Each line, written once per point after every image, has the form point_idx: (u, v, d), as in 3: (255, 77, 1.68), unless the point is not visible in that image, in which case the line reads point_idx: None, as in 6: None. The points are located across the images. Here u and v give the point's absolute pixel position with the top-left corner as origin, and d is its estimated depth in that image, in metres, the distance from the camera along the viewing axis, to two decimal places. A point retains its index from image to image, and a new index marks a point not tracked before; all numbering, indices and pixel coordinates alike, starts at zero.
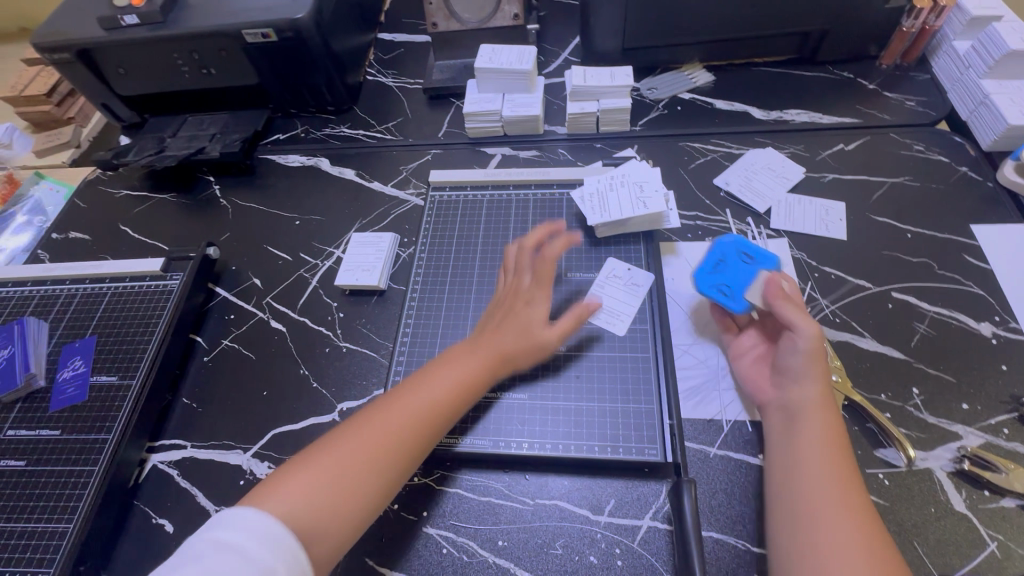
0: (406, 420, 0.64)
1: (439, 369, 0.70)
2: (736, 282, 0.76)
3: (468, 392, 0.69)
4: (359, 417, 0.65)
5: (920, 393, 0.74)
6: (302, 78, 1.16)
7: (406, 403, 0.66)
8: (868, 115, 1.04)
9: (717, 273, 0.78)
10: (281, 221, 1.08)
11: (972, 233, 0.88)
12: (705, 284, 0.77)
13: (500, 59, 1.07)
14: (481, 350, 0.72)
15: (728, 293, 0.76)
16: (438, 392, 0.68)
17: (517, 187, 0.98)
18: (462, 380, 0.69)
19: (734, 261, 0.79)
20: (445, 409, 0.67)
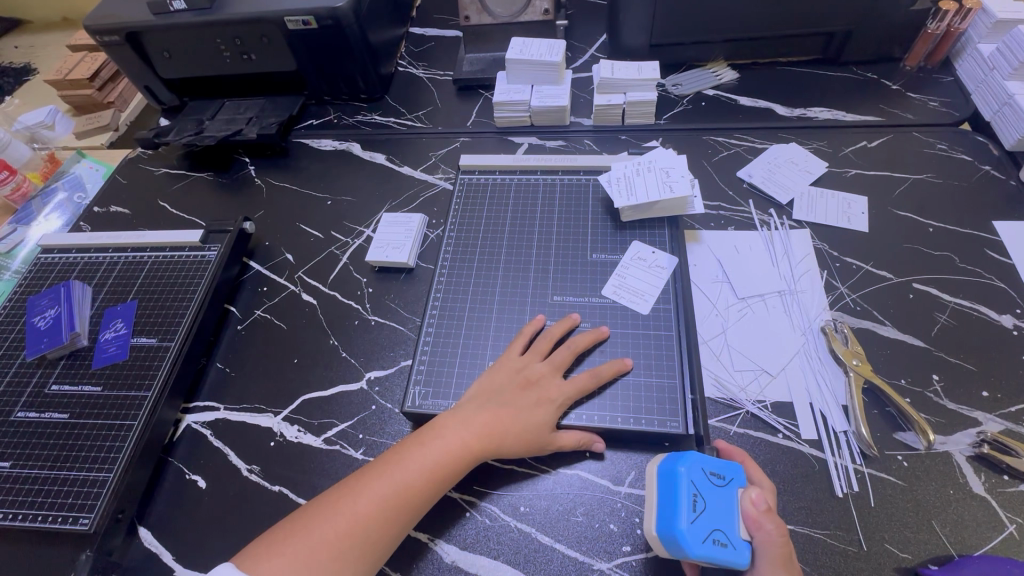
0: (420, 475, 0.67)
1: (447, 428, 0.70)
2: (721, 521, 0.56)
3: (473, 457, 0.69)
4: (368, 469, 0.68)
5: (940, 380, 0.75)
6: (338, 65, 1.21)
7: (412, 463, 0.68)
8: (891, 114, 1.06)
9: (698, 520, 0.56)
10: (313, 201, 1.12)
11: (994, 229, 0.89)
12: (702, 548, 0.54)
13: (531, 51, 1.10)
14: (490, 412, 0.71)
15: (727, 543, 0.55)
16: (444, 453, 0.68)
17: (544, 172, 1.00)
18: (470, 443, 0.69)
19: (705, 489, 0.57)
20: (450, 470, 0.68)
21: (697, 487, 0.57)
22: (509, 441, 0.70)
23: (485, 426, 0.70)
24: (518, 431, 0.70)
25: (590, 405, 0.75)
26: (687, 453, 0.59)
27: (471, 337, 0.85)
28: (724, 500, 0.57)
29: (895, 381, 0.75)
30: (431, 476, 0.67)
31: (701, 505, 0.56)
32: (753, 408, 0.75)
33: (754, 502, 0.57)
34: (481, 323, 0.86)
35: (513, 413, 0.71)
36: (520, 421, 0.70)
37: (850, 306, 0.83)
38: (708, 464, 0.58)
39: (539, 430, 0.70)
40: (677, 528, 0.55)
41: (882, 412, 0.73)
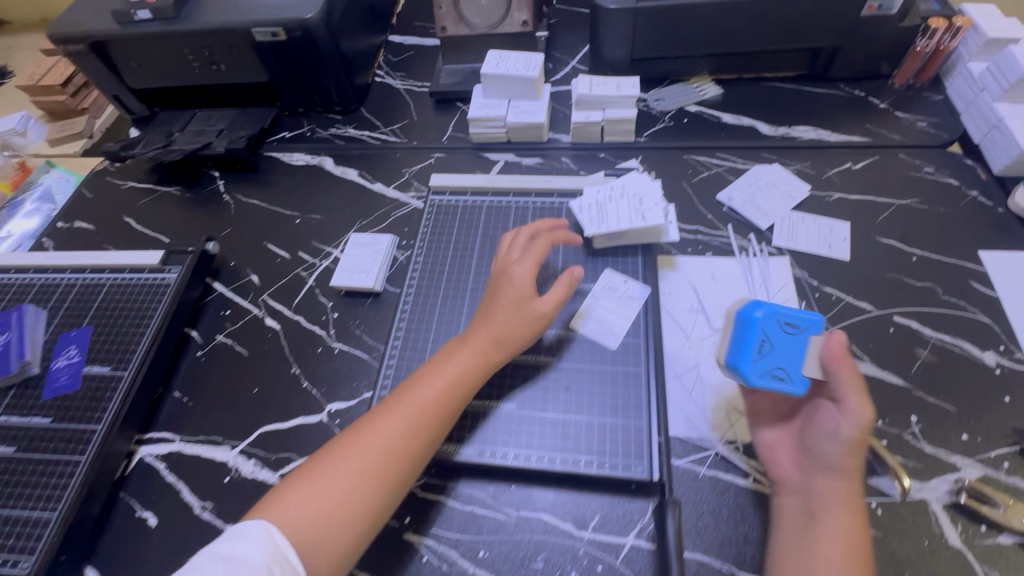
0: (433, 396, 0.69)
1: (447, 357, 0.73)
2: (787, 360, 0.67)
3: (483, 370, 0.72)
4: (377, 408, 0.69)
5: (918, 421, 0.72)
6: (310, 77, 1.17)
7: (421, 392, 0.69)
8: (877, 134, 1.03)
9: (764, 359, 0.67)
10: (282, 219, 1.08)
11: (980, 259, 0.85)
12: (763, 380, 0.66)
13: (507, 65, 1.06)
14: (485, 325, 0.74)
15: (786, 377, 0.66)
16: (451, 375, 0.71)
17: (516, 195, 0.97)
18: (473, 363, 0.72)
19: (779, 337, 0.67)
20: (458, 390, 0.70)
21: (767, 331, 0.67)
22: (507, 348, 0.73)
23: (484, 337, 0.73)
24: (513, 326, 0.74)
25: (553, 446, 0.72)
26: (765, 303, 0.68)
27: None
28: (800, 346, 0.67)
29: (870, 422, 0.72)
30: (440, 398, 0.69)
31: (773, 345, 0.67)
32: (724, 449, 0.72)
33: (836, 343, 0.65)
34: None
35: (506, 317, 0.74)
36: (515, 323, 0.74)
37: None
38: (787, 315, 0.67)
39: (533, 310, 0.74)
40: (741, 359, 0.67)
41: None
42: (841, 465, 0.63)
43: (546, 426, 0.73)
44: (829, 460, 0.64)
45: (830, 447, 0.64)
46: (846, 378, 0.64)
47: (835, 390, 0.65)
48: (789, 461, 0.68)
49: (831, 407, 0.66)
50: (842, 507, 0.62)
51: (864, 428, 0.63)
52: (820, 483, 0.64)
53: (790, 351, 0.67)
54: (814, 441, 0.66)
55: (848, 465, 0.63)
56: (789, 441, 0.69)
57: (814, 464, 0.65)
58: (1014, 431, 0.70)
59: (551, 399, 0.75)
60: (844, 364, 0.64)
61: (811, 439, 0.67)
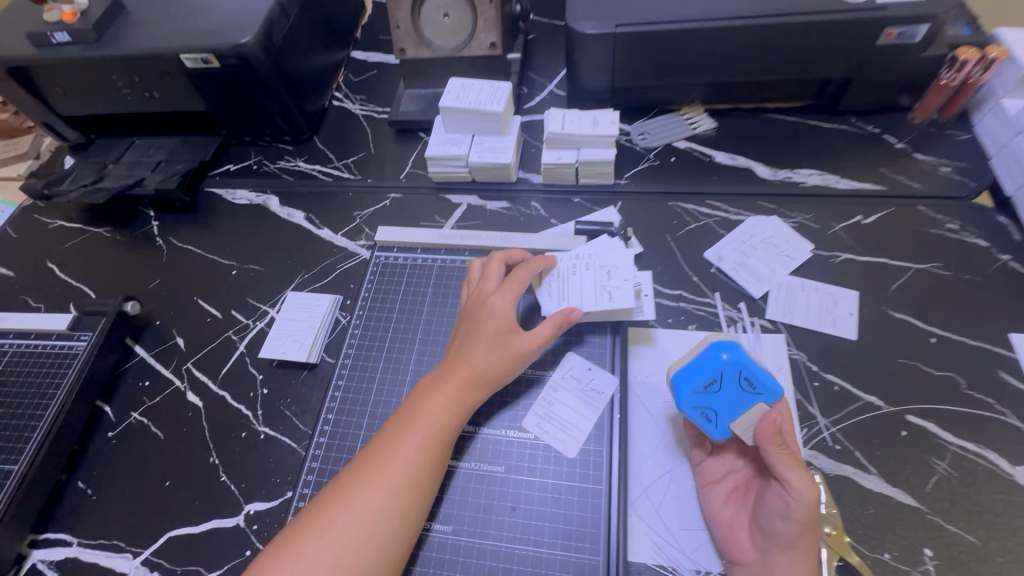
0: (418, 449, 0.62)
1: (423, 395, 0.66)
2: (725, 406, 0.63)
3: (462, 409, 0.65)
4: (355, 465, 0.62)
5: (933, 556, 0.60)
6: (253, 106, 1.05)
7: (402, 440, 0.62)
8: (893, 181, 0.89)
9: (705, 394, 0.63)
10: (217, 269, 0.97)
11: (1011, 343, 0.72)
12: (688, 411, 0.64)
13: (469, 97, 0.94)
14: (461, 359, 0.67)
15: (713, 419, 0.63)
16: (430, 420, 0.64)
17: (473, 252, 0.87)
18: (454, 400, 0.65)
19: (733, 385, 0.63)
20: (441, 431, 0.63)
21: (722, 375, 0.63)
22: (484, 382, 0.66)
23: (461, 373, 0.66)
24: (495, 361, 0.66)
25: None
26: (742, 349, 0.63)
27: None
28: (744, 402, 0.63)
29: (875, 554, 0.60)
30: (424, 446, 0.62)
31: (720, 389, 0.63)
32: None
33: (769, 422, 0.59)
34: None
35: (485, 352, 0.66)
36: (495, 358, 0.66)
37: (827, 444, 0.67)
38: (752, 372, 0.62)
39: (517, 346, 0.66)
40: (682, 386, 0.64)
41: None
42: (795, 544, 0.56)
43: (484, 560, 0.61)
44: (783, 540, 0.57)
45: (784, 526, 0.57)
46: (779, 456, 0.57)
47: (770, 463, 0.58)
48: (744, 538, 0.60)
49: (777, 484, 0.58)
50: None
51: (812, 505, 0.55)
52: (778, 563, 0.56)
53: (732, 402, 0.63)
54: (764, 516, 0.59)
55: (803, 543, 0.56)
56: (742, 512, 0.61)
57: (770, 546, 0.57)
58: None
59: (494, 522, 0.63)
60: (779, 441, 0.58)
61: (762, 515, 0.59)
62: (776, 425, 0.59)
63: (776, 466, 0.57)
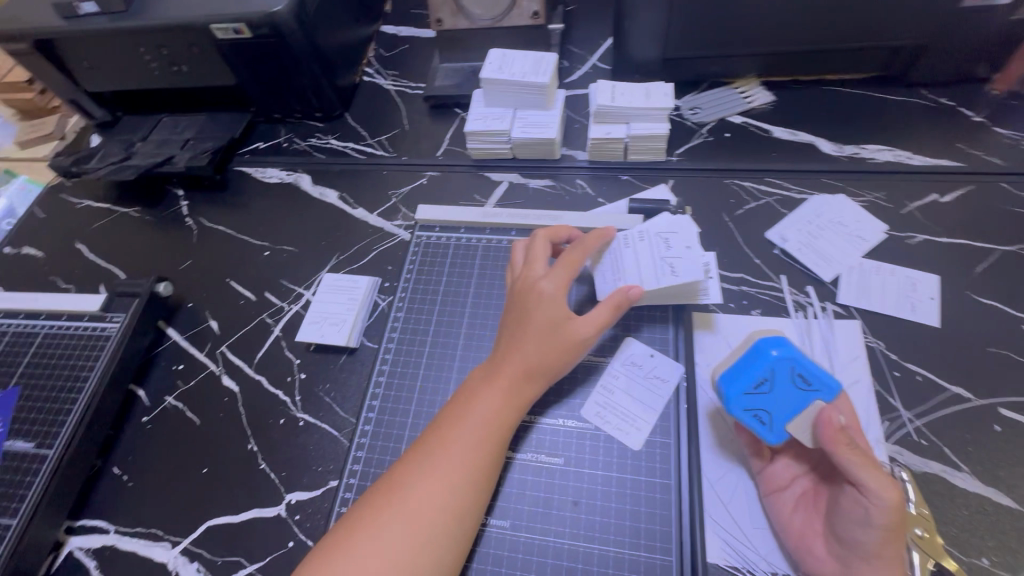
0: (472, 444, 0.58)
1: (477, 389, 0.62)
2: (779, 407, 0.59)
3: (518, 403, 0.61)
4: (405, 460, 0.59)
5: None
6: (284, 80, 1.01)
7: (455, 435, 0.58)
8: (971, 156, 0.82)
9: (756, 394, 0.59)
10: (249, 250, 0.93)
11: None
12: (739, 412, 0.59)
13: (512, 68, 0.89)
14: (515, 350, 0.63)
15: (767, 422, 0.59)
16: (485, 414, 0.60)
17: (519, 232, 0.82)
18: (509, 394, 0.61)
19: (786, 383, 0.59)
20: (496, 426, 0.59)
21: (772, 373, 0.59)
22: (540, 373, 0.61)
23: (515, 365, 0.62)
24: (551, 351, 0.61)
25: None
26: (790, 344, 0.60)
27: None
28: (799, 402, 0.58)
29: (974, 559, 0.55)
30: (479, 442, 0.58)
31: (771, 387, 0.59)
32: None
33: (828, 421, 0.55)
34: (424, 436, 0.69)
35: (541, 343, 0.62)
36: (551, 348, 0.62)
37: (912, 438, 0.62)
38: (803, 368, 0.59)
39: (574, 335, 0.62)
40: (730, 385, 0.60)
41: None
42: (878, 554, 0.51)
43: (546, 556, 0.58)
44: (866, 550, 0.51)
45: (867, 535, 0.51)
46: (848, 456, 0.52)
47: (840, 464, 0.53)
48: (821, 550, 0.55)
49: (852, 488, 0.53)
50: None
51: (894, 511, 0.50)
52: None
53: (787, 402, 0.58)
54: (840, 525, 0.53)
55: (889, 552, 0.51)
56: (815, 521, 0.56)
57: (852, 556, 0.52)
58: None
59: (555, 516, 0.59)
60: (844, 441, 0.54)
61: (839, 524, 0.54)
62: (836, 424, 0.55)
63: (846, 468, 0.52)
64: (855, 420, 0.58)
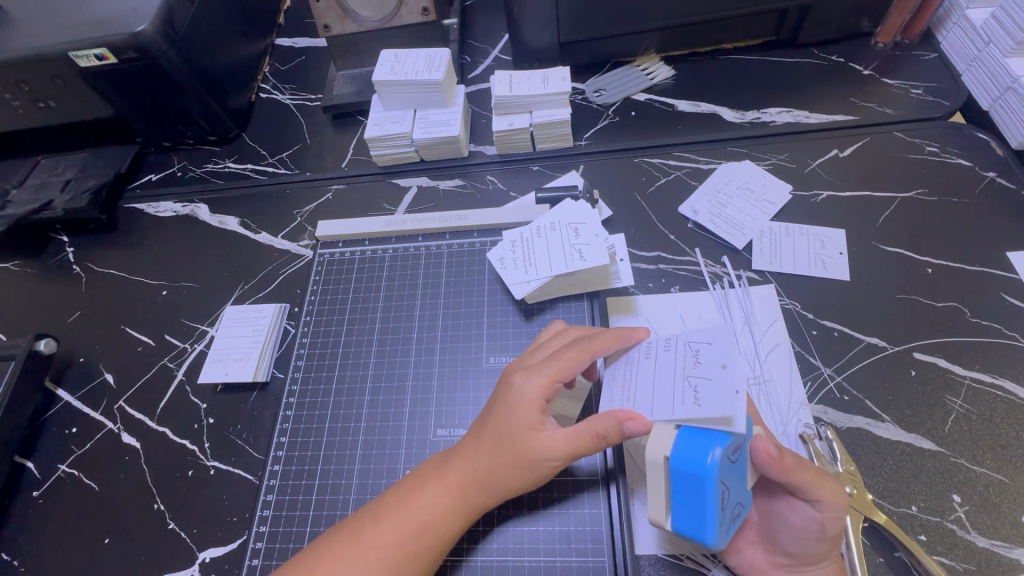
0: (403, 543, 0.52)
1: (417, 484, 0.55)
2: (737, 488, 0.50)
3: (460, 514, 0.54)
4: (327, 548, 0.53)
5: (964, 503, 0.55)
6: (167, 105, 0.93)
7: (385, 534, 0.52)
8: (865, 109, 0.83)
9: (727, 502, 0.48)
10: (145, 292, 0.86)
11: (1010, 263, 0.68)
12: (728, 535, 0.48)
13: (404, 68, 0.85)
14: (466, 455, 0.55)
15: (739, 508, 0.50)
16: (423, 518, 0.53)
17: (428, 237, 0.79)
18: (452, 503, 0.54)
19: (729, 466, 0.48)
20: (429, 535, 0.53)
21: (721, 478, 0.47)
22: (490, 490, 0.54)
23: (465, 475, 0.55)
24: (505, 467, 0.53)
25: None
26: (708, 433, 0.48)
27: (336, 492, 0.64)
28: (739, 464, 0.50)
29: (903, 509, 0.55)
30: (408, 549, 0.52)
31: (726, 482, 0.47)
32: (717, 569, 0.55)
33: (766, 451, 0.48)
34: (343, 465, 0.65)
35: (494, 455, 0.54)
36: (507, 463, 0.53)
37: (835, 396, 0.62)
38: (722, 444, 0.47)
39: (532, 455, 0.53)
40: (705, 528, 0.47)
41: (890, 561, 0.53)
42: (822, 556, 0.52)
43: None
44: (805, 554, 0.52)
45: (807, 542, 0.51)
46: (803, 476, 0.49)
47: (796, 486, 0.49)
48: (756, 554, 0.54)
49: (797, 499, 0.52)
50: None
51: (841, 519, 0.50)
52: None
53: (737, 475, 0.50)
54: (780, 533, 0.53)
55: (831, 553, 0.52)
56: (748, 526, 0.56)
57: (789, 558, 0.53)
58: None
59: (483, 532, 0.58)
60: (789, 464, 0.49)
61: (777, 531, 0.53)
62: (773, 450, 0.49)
63: (802, 487, 0.49)
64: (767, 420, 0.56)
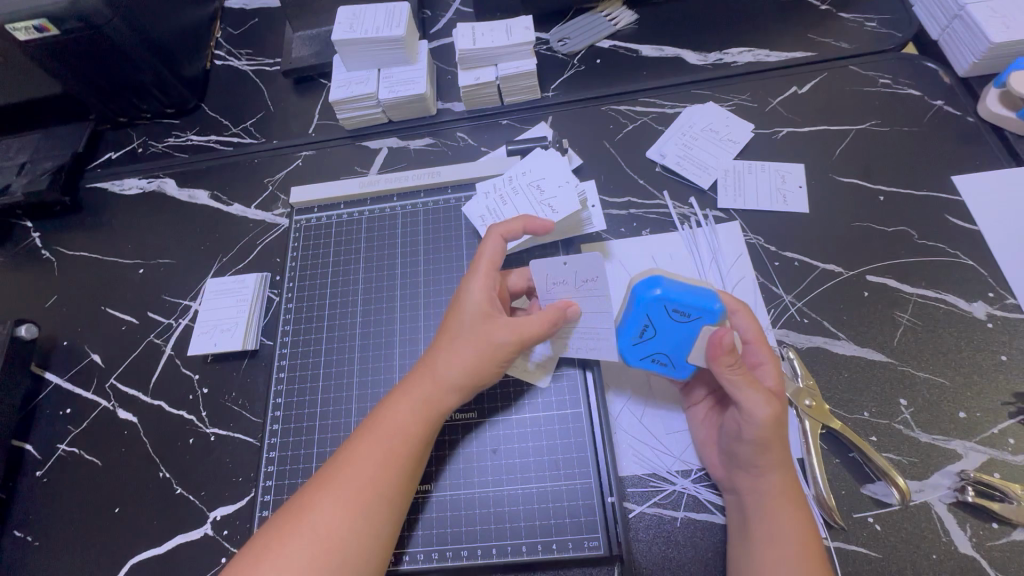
0: (379, 450, 0.56)
1: (391, 399, 0.59)
2: (668, 347, 0.58)
3: (428, 414, 0.58)
4: (312, 484, 0.55)
5: (909, 405, 0.61)
6: (119, 77, 0.90)
7: (365, 451, 0.56)
8: (823, 45, 0.85)
9: (643, 343, 0.59)
10: (121, 271, 0.85)
11: (955, 186, 0.72)
12: (637, 361, 0.60)
13: (364, 25, 0.82)
14: (427, 362, 0.60)
15: (668, 363, 0.59)
16: (393, 430, 0.57)
17: (402, 196, 0.80)
18: (417, 405, 0.58)
19: (662, 321, 0.57)
20: (403, 442, 0.57)
21: (649, 314, 0.57)
22: (453, 387, 0.58)
23: (427, 377, 0.59)
24: (466, 361, 0.58)
25: (485, 524, 0.60)
26: (658, 281, 0.56)
27: (336, 444, 0.67)
28: (684, 333, 0.57)
29: (856, 415, 0.61)
30: (387, 457, 0.56)
31: (654, 331, 0.57)
32: (693, 482, 0.60)
33: (718, 343, 0.53)
34: (339, 419, 0.68)
35: (453, 354, 0.59)
36: (465, 352, 0.58)
37: (796, 319, 0.66)
38: (675, 302, 0.55)
39: (488, 339, 0.58)
40: (622, 337, 0.59)
41: (845, 461, 0.59)
42: (752, 460, 0.53)
43: (474, 507, 0.60)
44: (740, 460, 0.54)
45: (750, 449, 0.53)
46: (729, 378, 0.53)
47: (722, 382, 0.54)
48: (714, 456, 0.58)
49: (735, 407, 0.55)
50: (778, 502, 0.52)
51: (772, 425, 0.52)
52: (743, 482, 0.54)
53: (683, 337, 0.57)
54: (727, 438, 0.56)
55: (766, 459, 0.53)
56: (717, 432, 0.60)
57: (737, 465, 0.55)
58: (1014, 396, 0.60)
59: (477, 467, 0.62)
60: (730, 361, 0.53)
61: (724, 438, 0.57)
62: (725, 345, 0.52)
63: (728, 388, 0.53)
64: (756, 332, 0.57)
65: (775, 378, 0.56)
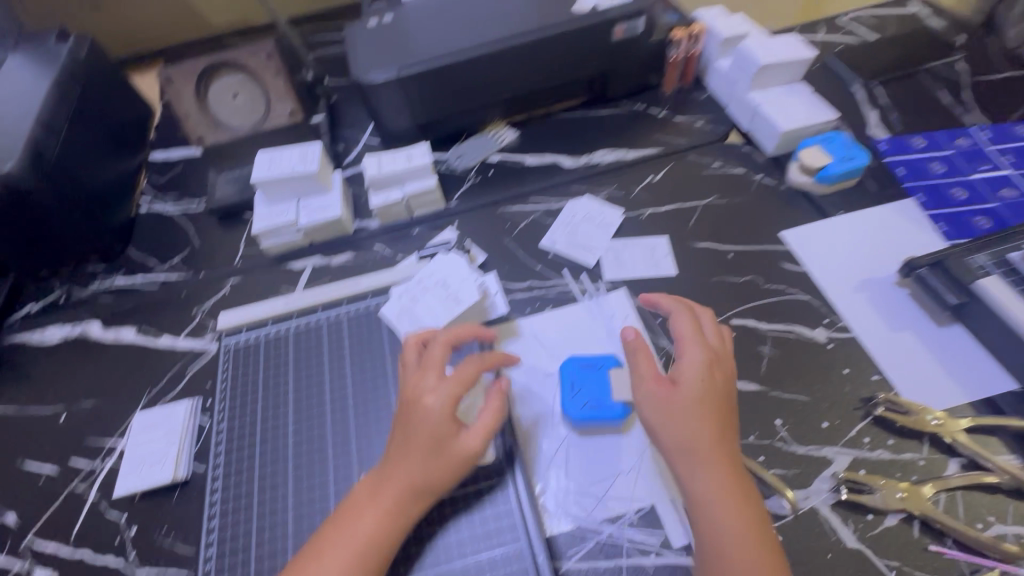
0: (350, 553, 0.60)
1: (359, 500, 0.64)
2: (593, 393, 0.73)
3: (400, 518, 0.63)
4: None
5: (784, 424, 0.71)
6: (42, 236, 0.94)
7: (332, 555, 0.60)
8: (666, 142, 1.06)
9: (576, 394, 0.73)
10: (41, 421, 0.84)
11: (784, 239, 0.89)
12: (578, 413, 0.72)
13: (281, 166, 0.94)
14: (398, 466, 0.64)
15: (599, 408, 0.72)
16: (362, 535, 0.61)
17: (327, 308, 0.88)
18: (391, 508, 0.62)
19: (581, 375, 0.75)
20: (376, 546, 0.61)
21: (573, 372, 0.76)
22: (424, 492, 0.64)
23: (400, 483, 0.63)
24: (436, 471, 0.63)
25: None
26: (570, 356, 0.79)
27: (276, 559, 0.67)
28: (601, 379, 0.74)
29: (744, 440, 0.70)
30: (359, 562, 0.60)
31: (581, 384, 0.74)
32: (619, 527, 0.65)
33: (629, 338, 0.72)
34: (278, 532, 0.69)
35: (425, 463, 0.63)
36: (433, 463, 0.63)
37: None
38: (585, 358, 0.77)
39: (453, 450, 0.64)
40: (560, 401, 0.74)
41: None
42: (692, 444, 0.62)
43: None
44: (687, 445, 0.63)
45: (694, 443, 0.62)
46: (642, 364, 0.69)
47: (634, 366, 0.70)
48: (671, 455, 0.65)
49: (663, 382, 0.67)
50: (723, 486, 0.60)
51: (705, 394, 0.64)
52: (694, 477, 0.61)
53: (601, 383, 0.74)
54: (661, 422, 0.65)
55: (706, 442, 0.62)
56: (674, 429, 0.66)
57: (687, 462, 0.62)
58: (862, 401, 0.72)
59: (416, 552, 0.65)
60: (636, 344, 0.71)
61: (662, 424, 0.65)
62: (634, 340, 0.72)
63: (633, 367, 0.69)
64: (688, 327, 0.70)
65: (694, 363, 0.66)
